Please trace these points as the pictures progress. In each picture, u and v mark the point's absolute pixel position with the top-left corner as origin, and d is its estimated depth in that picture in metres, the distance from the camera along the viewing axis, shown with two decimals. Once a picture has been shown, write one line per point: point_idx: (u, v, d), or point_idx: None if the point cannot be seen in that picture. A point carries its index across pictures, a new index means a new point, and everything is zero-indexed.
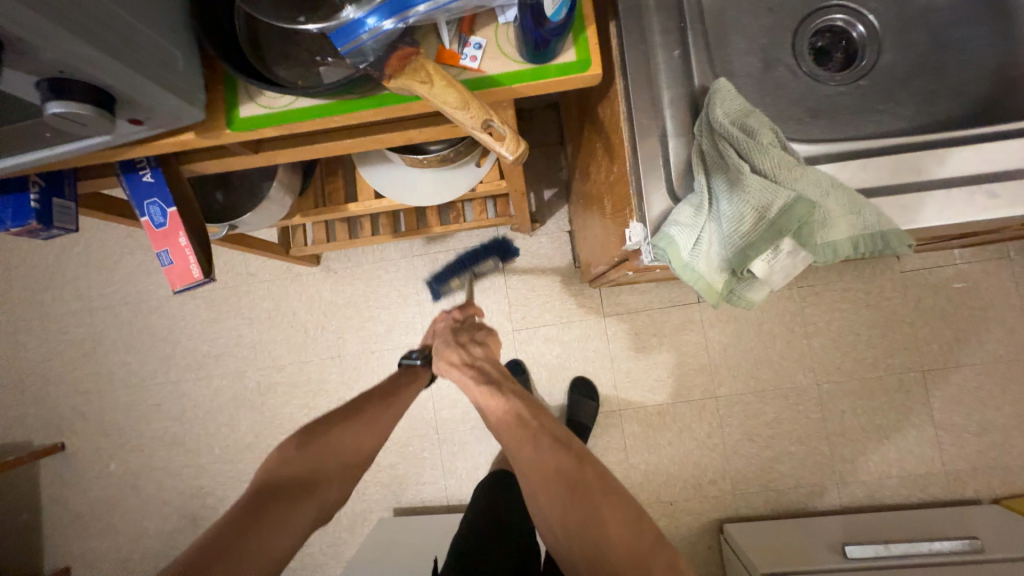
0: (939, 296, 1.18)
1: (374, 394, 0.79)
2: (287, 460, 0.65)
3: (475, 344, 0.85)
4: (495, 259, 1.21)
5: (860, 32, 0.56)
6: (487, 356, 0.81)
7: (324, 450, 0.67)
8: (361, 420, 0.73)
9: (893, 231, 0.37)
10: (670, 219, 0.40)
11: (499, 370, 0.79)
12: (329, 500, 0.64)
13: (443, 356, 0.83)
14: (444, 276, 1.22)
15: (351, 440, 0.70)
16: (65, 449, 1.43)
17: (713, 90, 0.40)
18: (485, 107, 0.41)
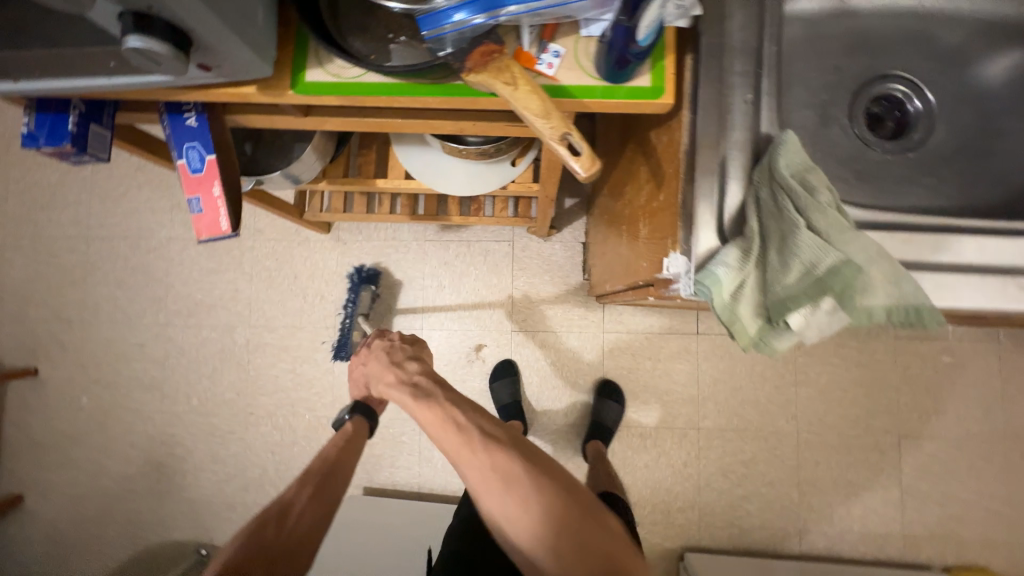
0: (926, 366, 1.21)
1: (298, 479, 0.75)
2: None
3: (411, 359, 0.80)
4: (369, 288, 1.30)
5: (916, 106, 0.58)
6: (424, 370, 0.77)
7: (241, 555, 0.63)
8: (283, 514, 0.68)
9: (929, 306, 0.38)
10: (716, 257, 0.41)
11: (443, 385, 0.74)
12: None
13: (381, 382, 0.77)
14: (346, 336, 1.28)
15: (271, 537, 0.65)
16: (38, 374, 1.40)
17: (780, 143, 0.40)
18: (565, 119, 0.41)
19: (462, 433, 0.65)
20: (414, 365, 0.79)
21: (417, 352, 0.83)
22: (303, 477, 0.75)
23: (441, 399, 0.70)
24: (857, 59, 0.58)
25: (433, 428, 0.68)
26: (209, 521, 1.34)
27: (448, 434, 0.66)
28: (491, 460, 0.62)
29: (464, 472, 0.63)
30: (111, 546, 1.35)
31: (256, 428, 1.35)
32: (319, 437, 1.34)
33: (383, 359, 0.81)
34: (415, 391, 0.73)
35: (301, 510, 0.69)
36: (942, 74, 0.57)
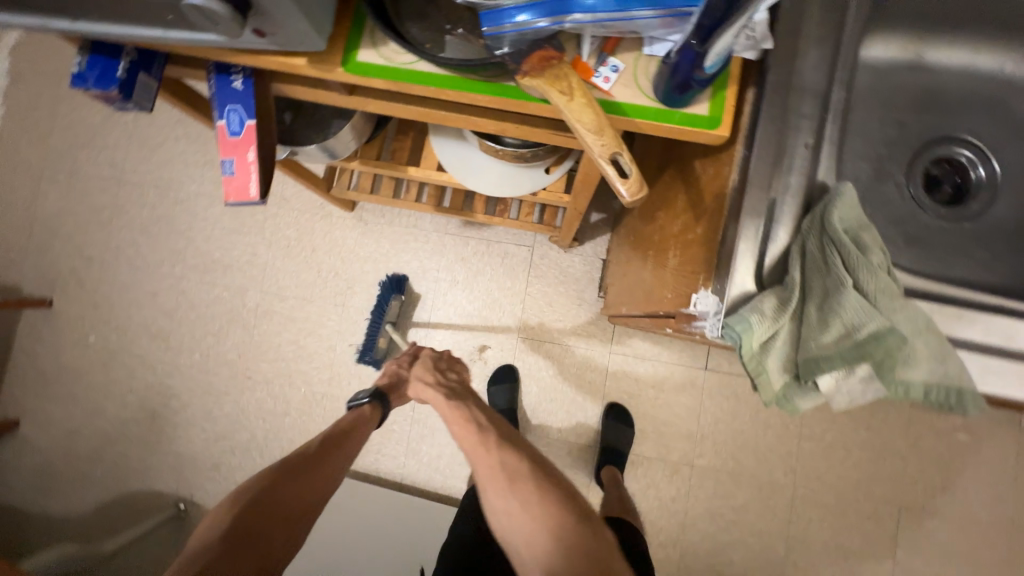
0: (939, 441, 1.16)
1: (316, 440, 0.77)
2: (219, 526, 0.64)
3: (452, 370, 0.90)
4: (397, 297, 1.27)
5: (979, 174, 0.55)
6: (461, 380, 0.88)
7: (258, 505, 0.66)
8: (302, 475, 0.71)
9: (970, 391, 0.36)
10: (751, 303, 0.38)
11: (470, 393, 0.85)
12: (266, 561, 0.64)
13: (419, 378, 0.87)
14: (371, 342, 1.27)
15: (286, 494, 0.69)
16: (52, 306, 1.42)
17: (836, 194, 0.38)
18: (617, 138, 0.40)
19: (479, 431, 0.75)
20: (453, 374, 0.89)
21: (456, 364, 0.93)
22: (323, 440, 0.78)
23: (467, 401, 0.80)
24: (923, 116, 0.55)
25: (457, 422, 0.77)
26: (192, 477, 1.35)
27: (467, 430, 0.75)
28: (501, 458, 0.70)
29: (477, 465, 0.72)
30: (94, 485, 1.37)
31: (251, 393, 1.36)
32: (311, 412, 1.34)
33: (428, 363, 0.89)
34: (449, 390, 0.82)
35: (319, 477, 0.73)
36: (1014, 145, 0.54)
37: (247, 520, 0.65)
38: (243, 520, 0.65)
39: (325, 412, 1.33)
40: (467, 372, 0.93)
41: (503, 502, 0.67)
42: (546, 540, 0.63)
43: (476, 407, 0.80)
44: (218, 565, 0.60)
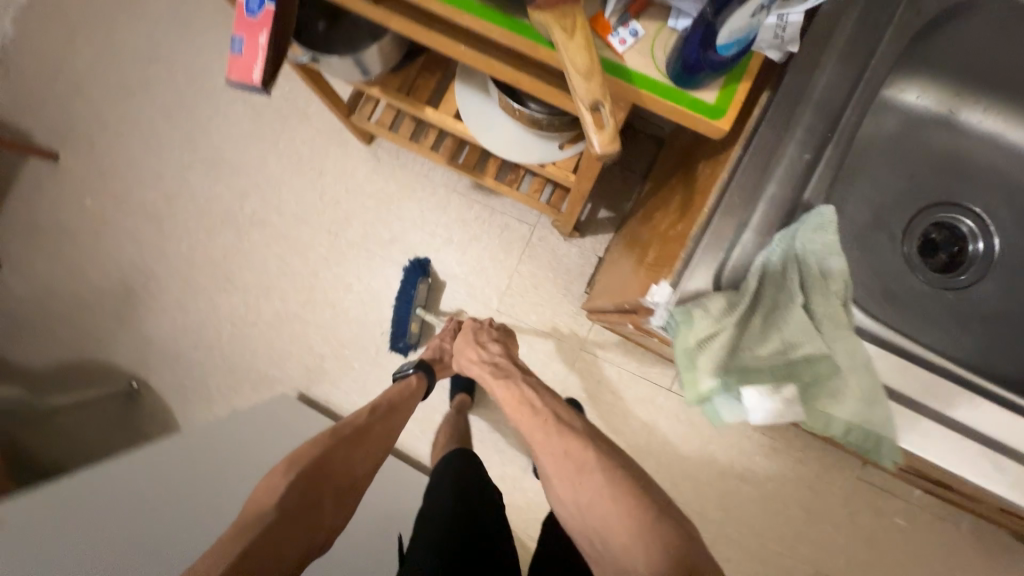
0: (877, 520, 1.15)
1: (363, 411, 0.84)
2: (280, 488, 0.67)
3: (494, 341, 0.95)
4: (425, 280, 1.27)
5: (976, 248, 0.53)
6: (504, 353, 0.92)
7: (318, 470, 0.71)
8: (355, 444, 0.78)
9: (889, 439, 0.35)
10: (701, 299, 0.37)
11: (514, 364, 0.89)
12: (322, 528, 0.69)
13: (464, 355, 0.94)
14: (402, 327, 1.26)
15: (340, 463, 0.75)
16: (58, 160, 1.43)
17: (816, 214, 0.37)
18: (604, 88, 0.38)
19: (537, 417, 0.75)
20: (496, 347, 0.94)
21: (502, 337, 0.98)
22: (370, 412, 0.85)
23: (516, 380, 0.83)
24: (938, 177, 0.53)
25: (503, 395, 0.82)
26: (151, 360, 1.37)
27: (524, 416, 0.76)
28: (565, 446, 0.69)
29: (539, 453, 0.72)
30: (58, 343, 1.39)
31: (227, 295, 1.37)
32: (279, 329, 1.35)
33: (471, 337, 0.97)
34: (492, 366, 0.88)
35: (369, 447, 0.80)
36: (1023, 228, 0.52)
37: (308, 484, 0.69)
38: (306, 485, 0.69)
39: (292, 333, 1.34)
40: (511, 343, 0.99)
41: (571, 490, 0.65)
42: (640, 548, 0.55)
43: (530, 389, 0.81)
44: (282, 526, 0.64)
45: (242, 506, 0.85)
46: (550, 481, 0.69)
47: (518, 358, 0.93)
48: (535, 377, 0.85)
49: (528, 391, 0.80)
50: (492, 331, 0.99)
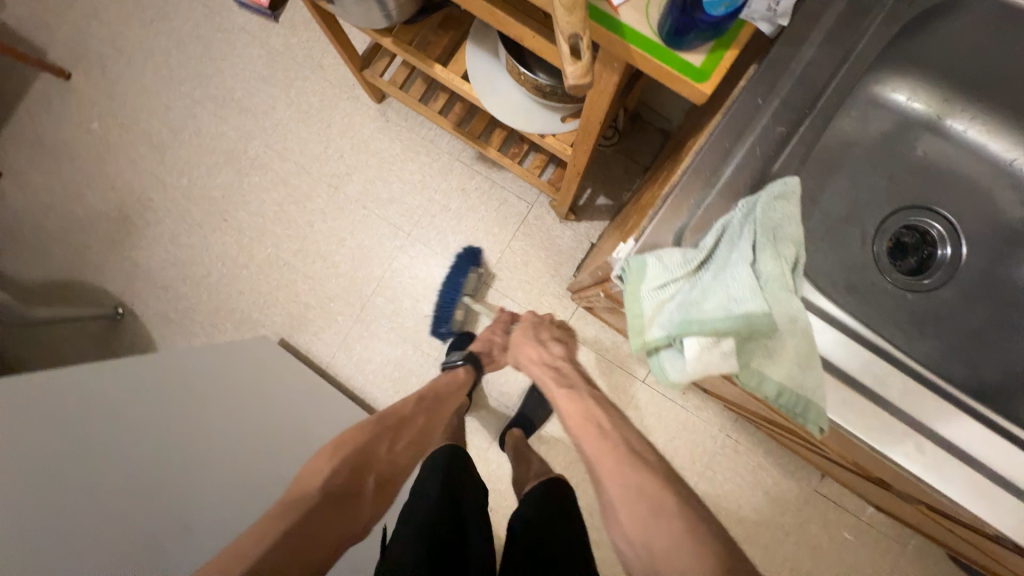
0: (827, 533, 1.17)
1: (407, 404, 0.86)
2: (325, 471, 0.68)
3: (555, 343, 0.96)
4: (475, 269, 1.26)
5: (944, 253, 0.54)
6: (566, 360, 0.91)
7: (361, 455, 0.73)
8: (397, 433, 0.80)
9: (818, 405, 0.36)
10: (658, 252, 0.39)
11: (576, 374, 0.88)
12: (364, 514, 0.69)
13: (524, 351, 0.95)
14: (447, 313, 1.26)
15: (383, 451, 0.76)
16: (69, 80, 1.43)
17: (780, 182, 0.38)
18: (585, 22, 0.39)
19: (603, 435, 0.71)
20: (556, 349, 0.95)
21: (561, 338, 1.00)
22: (416, 404, 0.87)
23: (579, 390, 0.82)
24: (916, 180, 0.54)
25: (563, 402, 0.80)
26: (138, 288, 1.38)
27: (589, 436, 0.72)
28: (638, 480, 0.63)
29: (604, 476, 0.66)
30: (49, 260, 1.40)
31: (220, 234, 1.38)
32: (268, 273, 1.36)
33: (532, 334, 0.98)
34: (555, 370, 0.88)
35: (410, 436, 0.82)
36: (989, 239, 0.54)
37: (352, 467, 0.71)
38: (352, 471, 0.70)
39: (281, 279, 1.36)
40: (571, 345, 1.00)
41: (642, 525, 0.59)
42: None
43: (594, 402, 0.78)
44: (329, 504, 0.65)
45: (200, 436, 0.85)
46: (614, 510, 0.63)
47: (579, 366, 0.92)
48: (596, 388, 0.84)
49: (591, 407, 0.77)
50: (554, 332, 1.01)
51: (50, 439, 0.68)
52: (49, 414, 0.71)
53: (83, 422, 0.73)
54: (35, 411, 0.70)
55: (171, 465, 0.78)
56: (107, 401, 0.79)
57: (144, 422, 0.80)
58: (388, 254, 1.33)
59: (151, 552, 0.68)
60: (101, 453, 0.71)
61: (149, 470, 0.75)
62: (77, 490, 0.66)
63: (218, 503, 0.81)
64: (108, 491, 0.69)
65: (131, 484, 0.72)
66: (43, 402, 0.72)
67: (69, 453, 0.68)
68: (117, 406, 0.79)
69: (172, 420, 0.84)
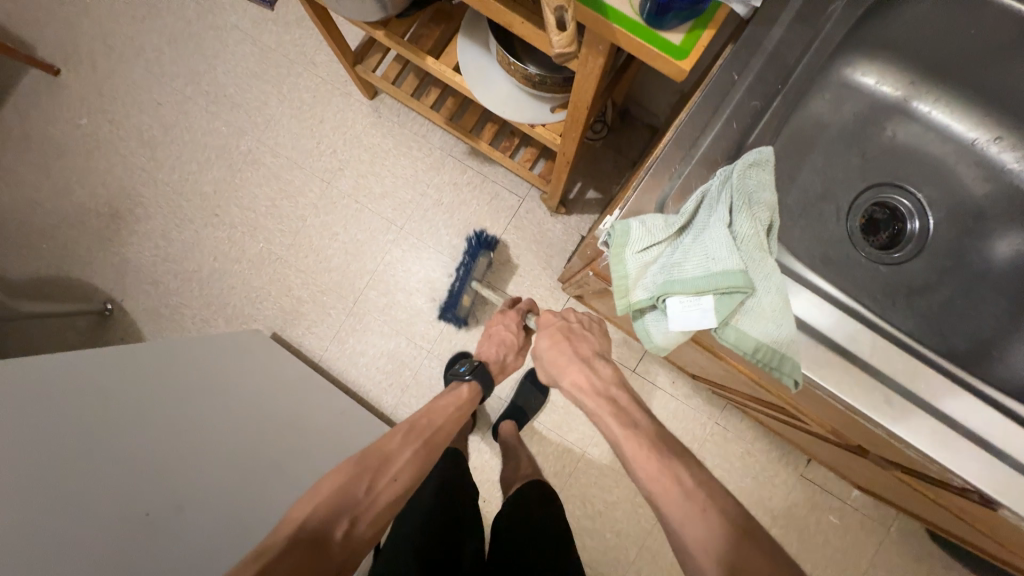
0: (814, 517, 1.20)
1: (400, 432, 0.75)
2: (303, 514, 0.61)
3: (600, 361, 0.76)
4: (486, 254, 1.24)
5: (913, 227, 0.57)
6: (618, 379, 0.74)
7: (337, 501, 0.63)
8: (383, 471, 0.69)
9: (792, 358, 0.38)
10: (642, 217, 0.41)
11: (634, 399, 0.71)
12: (331, 570, 0.59)
13: (568, 375, 0.75)
14: (455, 298, 1.23)
15: (364, 492, 0.66)
16: (59, 76, 1.43)
17: (756, 151, 0.39)
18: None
19: (693, 502, 0.56)
20: (605, 369, 0.76)
21: (602, 348, 0.80)
22: (408, 434, 0.75)
23: (647, 433, 0.65)
24: (885, 160, 0.57)
25: (630, 449, 0.63)
26: (128, 284, 1.37)
27: (674, 500, 0.57)
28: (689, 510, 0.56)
29: (699, 555, 0.53)
30: (36, 256, 1.38)
31: (212, 229, 1.38)
32: (260, 268, 1.36)
33: (571, 351, 0.77)
34: (610, 402, 0.70)
35: (398, 472, 0.70)
36: (953, 214, 0.57)
37: (325, 517, 0.62)
38: (324, 520, 0.61)
39: (273, 273, 1.36)
40: (610, 354, 0.81)
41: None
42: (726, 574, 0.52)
43: (670, 453, 0.62)
44: (293, 561, 0.56)
45: (194, 430, 0.85)
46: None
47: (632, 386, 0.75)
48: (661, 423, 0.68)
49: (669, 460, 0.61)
50: (593, 340, 0.79)
51: (55, 415, 0.70)
52: (57, 393, 0.73)
53: (89, 401, 0.75)
54: (44, 388, 0.72)
55: (168, 447, 0.79)
56: (106, 392, 0.79)
57: (145, 405, 0.82)
58: (381, 248, 1.34)
59: (151, 529, 0.70)
60: (104, 430, 0.73)
61: (148, 449, 0.76)
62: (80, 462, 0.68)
63: (201, 520, 0.76)
64: (110, 464, 0.71)
65: (122, 479, 0.71)
66: (51, 381, 0.75)
67: (74, 428, 0.70)
68: (121, 389, 0.81)
69: (169, 405, 0.85)
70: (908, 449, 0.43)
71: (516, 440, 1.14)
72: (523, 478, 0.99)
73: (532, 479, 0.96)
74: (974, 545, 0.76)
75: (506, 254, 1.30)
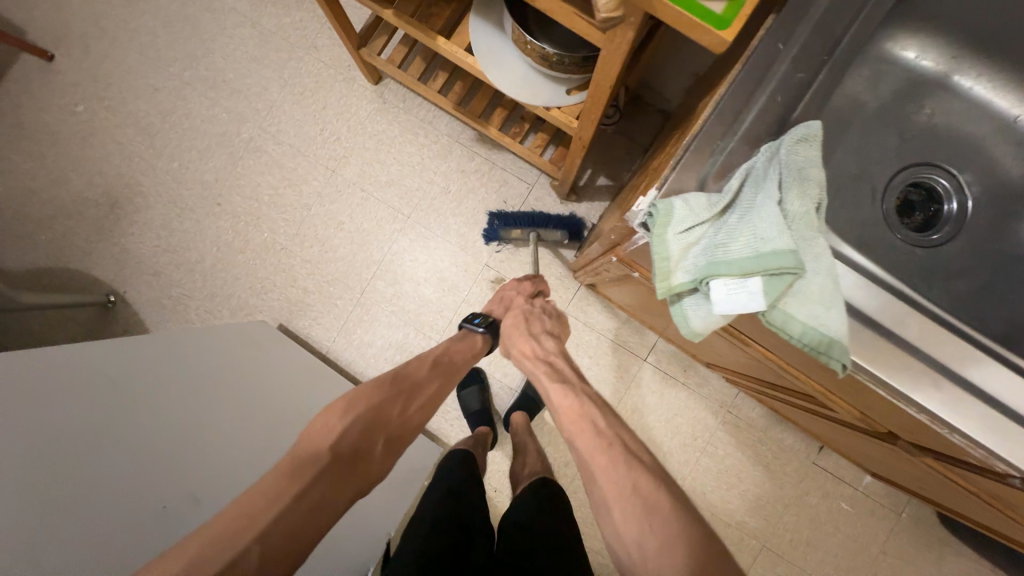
0: (826, 504, 1.20)
1: (425, 364, 0.78)
2: (337, 428, 0.63)
3: (547, 336, 0.83)
4: (564, 235, 1.21)
5: (949, 208, 0.56)
6: (559, 352, 0.80)
7: (372, 418, 0.67)
8: (413, 395, 0.73)
9: (841, 343, 0.36)
10: (683, 196, 0.39)
11: (572, 369, 0.77)
12: (366, 481, 0.63)
13: (515, 344, 0.82)
14: (516, 222, 1.24)
15: (395, 413, 0.70)
16: (51, 62, 1.39)
17: (804, 126, 0.37)
18: None
19: (599, 438, 0.63)
20: (549, 342, 0.82)
21: (553, 328, 0.87)
22: (432, 366, 0.79)
23: (574, 387, 0.72)
24: (922, 139, 0.56)
25: (555, 398, 0.71)
26: (130, 276, 1.35)
27: (584, 434, 0.65)
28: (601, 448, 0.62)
29: (598, 480, 0.60)
30: (34, 248, 1.36)
31: (215, 219, 1.35)
32: (264, 259, 1.34)
33: (522, 325, 0.84)
34: (548, 366, 0.77)
35: (425, 399, 0.75)
36: (992, 194, 0.55)
37: (365, 428, 0.65)
38: (360, 435, 0.64)
39: (278, 263, 1.33)
40: (562, 338, 0.88)
41: (638, 531, 0.54)
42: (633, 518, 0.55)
43: (592, 403, 0.69)
44: (332, 475, 0.59)
45: (199, 407, 0.85)
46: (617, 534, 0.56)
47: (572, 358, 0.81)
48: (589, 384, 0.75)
49: (582, 406, 0.68)
50: (544, 318, 0.87)
51: (60, 410, 0.68)
52: (60, 385, 0.71)
53: (94, 394, 0.73)
54: (47, 381, 0.70)
55: (179, 431, 0.79)
56: (107, 372, 0.78)
57: (152, 398, 0.80)
58: (387, 237, 1.32)
59: (167, 523, 0.69)
60: (112, 424, 0.71)
61: (157, 444, 0.75)
62: (89, 459, 0.66)
63: (231, 472, 0.81)
64: (121, 461, 0.69)
65: (132, 444, 0.72)
66: (54, 373, 0.72)
67: (78, 423, 0.68)
68: (127, 381, 0.79)
69: (177, 398, 0.83)
70: (954, 436, 0.42)
71: (528, 430, 1.13)
72: (535, 467, 0.98)
73: (538, 475, 0.94)
74: (994, 529, 0.76)
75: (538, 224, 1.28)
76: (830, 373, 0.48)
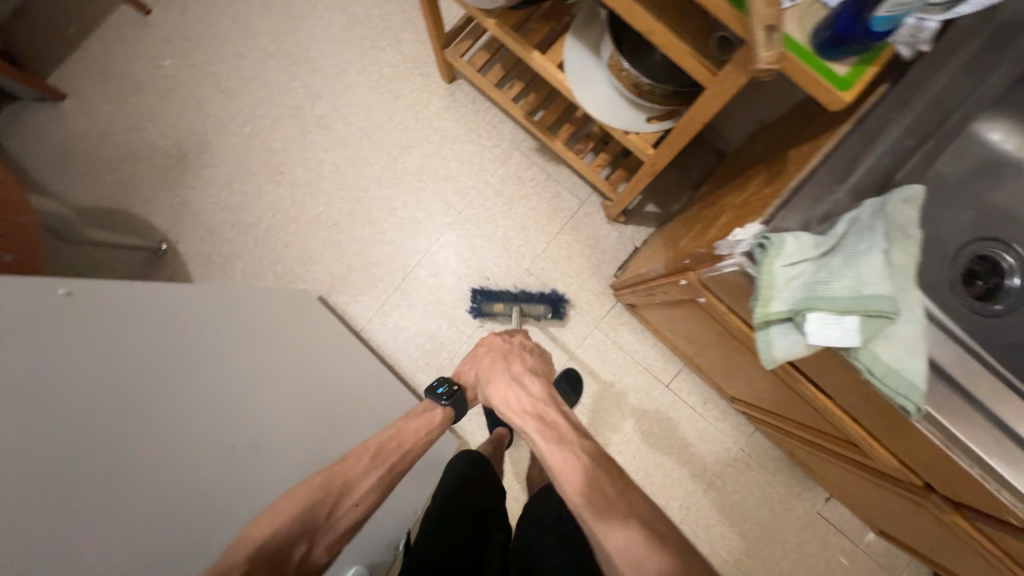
0: (825, 555, 1.21)
1: (365, 455, 0.74)
2: (258, 538, 0.62)
3: (530, 376, 0.82)
4: (545, 310, 1.27)
5: (1012, 283, 0.59)
6: (546, 393, 0.79)
7: (299, 525, 0.65)
8: (345, 495, 0.69)
9: (919, 387, 0.40)
10: (790, 235, 0.43)
11: (562, 415, 0.76)
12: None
13: (497, 394, 0.80)
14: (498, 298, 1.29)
15: (325, 517, 0.67)
16: (148, 16, 1.46)
17: (909, 189, 0.41)
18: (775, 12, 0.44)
19: (610, 503, 0.62)
20: (534, 385, 0.81)
21: (535, 365, 0.86)
22: (373, 456, 0.74)
23: (571, 445, 0.69)
24: (995, 214, 0.60)
25: (550, 456, 0.69)
26: (184, 226, 1.40)
27: (593, 501, 0.62)
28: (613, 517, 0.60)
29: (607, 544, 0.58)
30: (98, 185, 1.41)
31: (275, 186, 1.40)
32: (315, 231, 1.38)
33: (504, 369, 0.83)
34: (537, 419, 0.74)
35: (360, 498, 0.71)
36: None
37: (288, 539, 0.63)
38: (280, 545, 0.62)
39: (327, 238, 1.38)
40: (546, 373, 0.87)
41: None
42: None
43: (590, 459, 0.67)
44: None
45: (228, 373, 0.81)
46: None
47: (559, 398, 0.80)
48: (589, 436, 0.72)
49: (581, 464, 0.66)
50: (525, 359, 0.86)
51: (71, 393, 0.60)
52: (38, 392, 0.57)
53: (111, 369, 0.65)
54: (15, 389, 0.56)
55: (207, 396, 0.75)
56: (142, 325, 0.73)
57: (153, 389, 0.69)
58: (436, 229, 1.36)
59: (234, 462, 0.74)
60: (132, 405, 0.65)
61: (183, 426, 0.70)
62: (104, 468, 0.59)
63: (258, 432, 0.80)
64: (145, 443, 0.65)
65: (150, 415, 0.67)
66: (47, 360, 0.60)
67: (102, 398, 0.63)
68: (137, 357, 0.69)
69: (205, 360, 0.79)
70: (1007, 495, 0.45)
71: None
72: None
73: None
74: None
75: (582, 239, 1.32)
76: (886, 418, 0.51)
